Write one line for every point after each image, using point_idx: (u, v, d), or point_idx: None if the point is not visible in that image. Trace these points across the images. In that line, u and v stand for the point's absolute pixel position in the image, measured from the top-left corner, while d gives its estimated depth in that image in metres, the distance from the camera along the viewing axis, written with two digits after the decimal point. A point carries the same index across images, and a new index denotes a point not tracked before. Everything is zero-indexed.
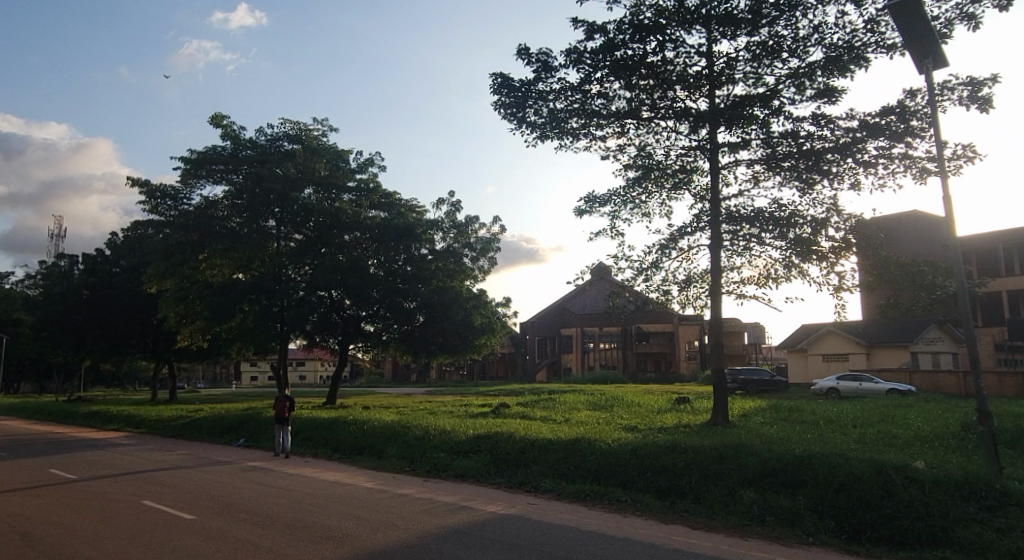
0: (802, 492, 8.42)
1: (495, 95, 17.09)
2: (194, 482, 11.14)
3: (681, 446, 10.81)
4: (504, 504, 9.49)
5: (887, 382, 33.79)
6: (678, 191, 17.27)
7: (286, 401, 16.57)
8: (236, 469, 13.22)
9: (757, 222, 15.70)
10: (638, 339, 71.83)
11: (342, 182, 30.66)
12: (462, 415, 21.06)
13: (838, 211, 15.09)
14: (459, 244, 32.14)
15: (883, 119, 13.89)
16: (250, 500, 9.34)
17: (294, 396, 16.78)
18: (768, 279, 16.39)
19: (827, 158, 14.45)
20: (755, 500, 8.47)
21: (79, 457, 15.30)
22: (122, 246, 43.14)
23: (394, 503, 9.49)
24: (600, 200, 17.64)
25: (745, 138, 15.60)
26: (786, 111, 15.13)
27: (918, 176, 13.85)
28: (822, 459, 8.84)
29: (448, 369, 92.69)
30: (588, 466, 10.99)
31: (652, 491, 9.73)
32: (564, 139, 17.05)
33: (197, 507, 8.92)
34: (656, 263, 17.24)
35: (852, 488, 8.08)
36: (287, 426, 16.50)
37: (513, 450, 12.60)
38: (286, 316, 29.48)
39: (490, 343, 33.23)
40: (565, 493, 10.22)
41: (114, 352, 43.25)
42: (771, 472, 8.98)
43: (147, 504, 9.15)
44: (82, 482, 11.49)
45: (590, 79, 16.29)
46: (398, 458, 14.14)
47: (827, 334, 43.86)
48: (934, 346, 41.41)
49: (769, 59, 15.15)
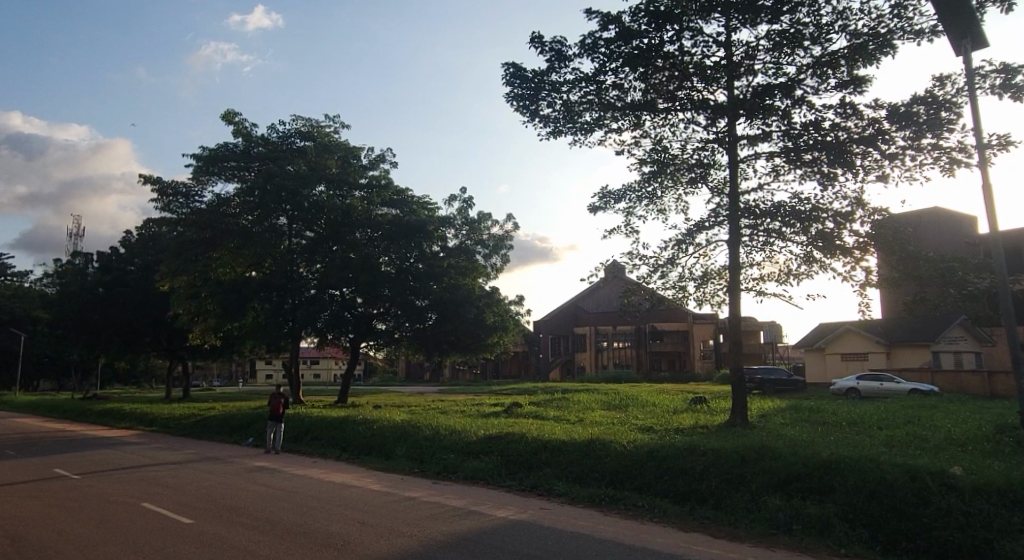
0: (831, 498, 7.97)
1: (507, 86, 16.69)
2: (197, 483, 10.85)
3: (699, 447, 10.36)
4: (516, 510, 9.10)
5: (909, 383, 33.07)
6: (695, 186, 16.80)
7: (279, 400, 16.50)
8: (241, 468, 12.94)
9: (779, 216, 15.18)
10: (652, 338, 71.27)
11: (353, 179, 30.30)
12: (473, 415, 20.77)
13: (863, 205, 14.52)
14: (471, 241, 31.87)
15: (910, 108, 13.32)
16: (251, 504, 9.00)
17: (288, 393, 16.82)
18: (789, 275, 15.87)
19: (852, 150, 13.92)
20: (780, 507, 8.03)
21: (86, 456, 15.09)
22: (137, 244, 43.19)
23: (401, 507, 9.13)
24: (615, 196, 17.22)
25: (765, 131, 15.10)
26: (808, 101, 14.60)
27: (946, 169, 13.30)
28: (850, 464, 8.36)
29: (462, 367, 92.44)
30: (602, 469, 10.59)
31: (670, 496, 9.32)
32: (577, 133, 16.64)
33: (196, 510, 8.59)
34: (672, 260, 16.80)
35: (884, 494, 7.63)
36: (278, 425, 16.67)
37: (525, 452, 12.20)
38: (297, 313, 29.29)
39: (502, 341, 32.85)
40: (579, 496, 9.83)
41: (129, 349, 43.34)
42: (796, 477, 8.53)
43: (145, 506, 8.82)
44: (84, 480, 11.23)
45: (604, 69, 15.87)
46: (408, 459, 13.80)
47: (848, 333, 43.20)
48: (955, 346, 40.64)
49: (790, 48, 14.66)
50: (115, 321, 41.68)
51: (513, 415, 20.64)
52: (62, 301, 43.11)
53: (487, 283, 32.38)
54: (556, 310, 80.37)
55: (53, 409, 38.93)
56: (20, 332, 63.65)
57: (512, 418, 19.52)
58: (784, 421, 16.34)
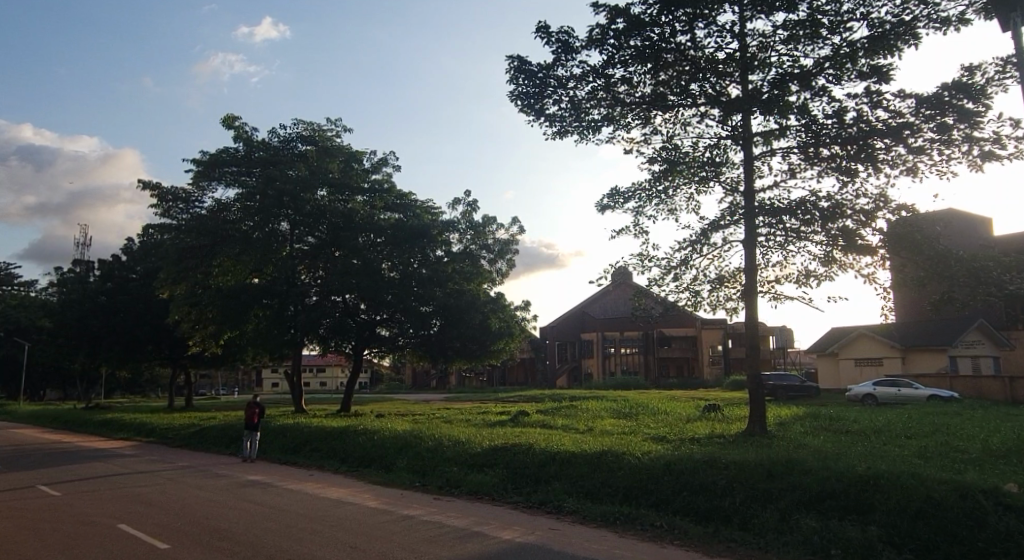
0: (873, 519, 7.26)
1: (511, 81, 16.05)
2: (184, 498, 10.19)
3: (720, 460, 9.63)
4: (522, 530, 8.43)
5: (927, 389, 32.18)
6: (707, 185, 16.17)
7: (255, 409, 16.72)
8: (232, 482, 12.27)
9: (798, 214, 14.45)
10: (660, 343, 70.31)
11: (356, 183, 29.79)
12: (480, 425, 20.01)
13: (886, 203, 13.80)
14: (476, 245, 31.18)
15: (942, 94, 12.62)
16: (236, 525, 8.34)
17: (264, 402, 17.01)
18: (809, 277, 15.15)
19: (876, 144, 13.24)
20: (815, 530, 7.32)
21: (75, 468, 14.45)
22: (138, 251, 42.78)
23: (398, 529, 8.42)
24: (624, 196, 16.55)
25: (782, 127, 14.40)
26: (828, 93, 13.89)
27: (975, 164, 12.62)
28: (892, 481, 7.62)
29: (468, 374, 91.43)
30: (616, 483, 9.89)
31: (691, 515, 8.61)
32: (584, 131, 15.99)
33: (174, 533, 7.94)
34: (686, 261, 16.13)
35: (932, 515, 6.95)
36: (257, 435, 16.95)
37: (532, 465, 11.49)
38: (298, 320, 28.67)
39: (509, 348, 32.16)
40: (590, 515, 9.13)
41: (130, 358, 42.84)
42: (830, 494, 7.82)
43: (121, 528, 8.15)
44: (65, 494, 10.58)
45: (612, 62, 15.22)
46: (409, 472, 13.11)
47: (860, 337, 42.20)
48: (973, 350, 39.87)
49: (808, 38, 13.99)
50: (116, 330, 41.21)
51: (521, 425, 19.90)
52: (63, 310, 42.70)
53: (494, 288, 31.73)
54: (562, 317, 79.47)
55: (151, 404, 53.35)
56: (23, 341, 63.37)
57: (519, 427, 18.76)
58: (806, 430, 15.55)
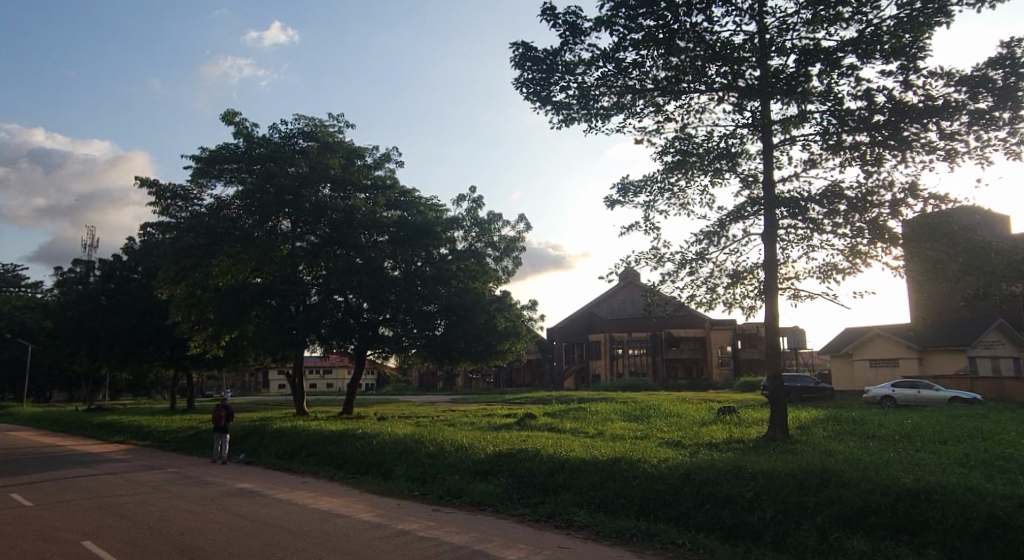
0: (929, 543, 6.49)
1: (517, 69, 15.21)
2: (161, 510, 9.41)
3: (745, 469, 8.79)
4: (529, 548, 7.63)
5: (948, 391, 31.28)
6: (722, 177, 15.32)
7: (224, 409, 16.53)
8: (219, 491, 11.50)
9: (822, 205, 13.62)
10: (668, 344, 69.42)
11: (358, 180, 28.95)
12: (484, 428, 19.22)
13: (917, 192, 12.94)
14: (481, 243, 30.44)
15: (983, 72, 11.72)
16: (213, 542, 7.57)
17: (235, 403, 16.74)
18: (832, 272, 14.30)
19: (906, 129, 12.40)
20: (864, 552, 6.50)
21: (57, 473, 13.75)
22: (139, 251, 42.36)
23: (392, 547, 7.61)
24: (635, 188, 15.72)
25: (803, 113, 13.57)
26: (852, 77, 13.06)
27: (1012, 151, 11.79)
28: (946, 497, 6.87)
29: (474, 376, 90.38)
30: (631, 494, 9.07)
31: (716, 531, 7.79)
32: (593, 120, 15.16)
33: (143, 551, 7.17)
34: (701, 255, 15.27)
35: (998, 536, 6.26)
36: (225, 433, 16.72)
37: (539, 473, 10.71)
38: (298, 320, 27.98)
39: (514, 349, 31.34)
40: (604, 531, 8.33)
41: (132, 359, 42.28)
42: (874, 511, 7.05)
43: (86, 546, 7.38)
44: (37, 503, 9.85)
45: (623, 45, 14.40)
46: (409, 479, 12.36)
47: (876, 336, 41.10)
48: (992, 351, 39.15)
49: (831, 18, 13.14)
50: (116, 330, 40.60)
51: (526, 428, 19.14)
52: (64, 310, 42.23)
53: (500, 287, 30.94)
54: (570, 317, 78.67)
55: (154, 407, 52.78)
56: (26, 342, 63.01)
57: (525, 430, 17.95)
58: (828, 435, 14.65)
